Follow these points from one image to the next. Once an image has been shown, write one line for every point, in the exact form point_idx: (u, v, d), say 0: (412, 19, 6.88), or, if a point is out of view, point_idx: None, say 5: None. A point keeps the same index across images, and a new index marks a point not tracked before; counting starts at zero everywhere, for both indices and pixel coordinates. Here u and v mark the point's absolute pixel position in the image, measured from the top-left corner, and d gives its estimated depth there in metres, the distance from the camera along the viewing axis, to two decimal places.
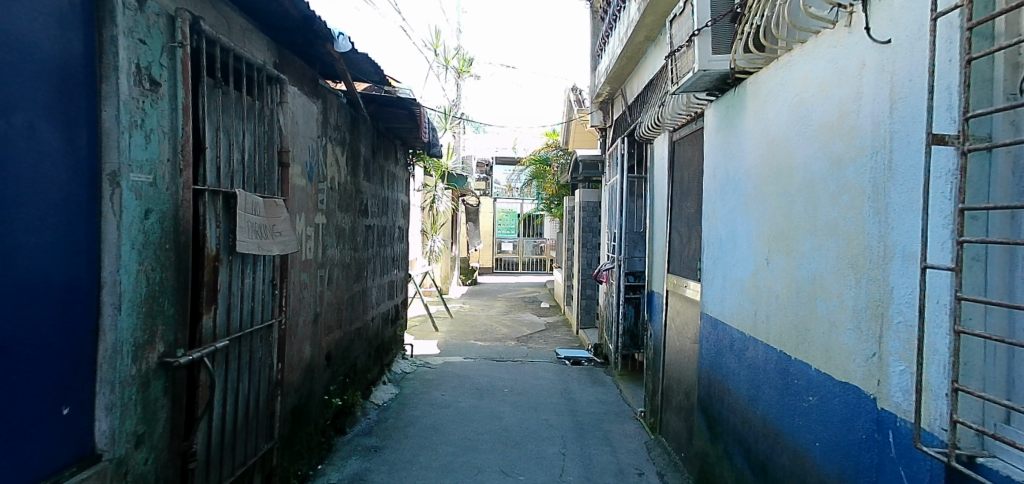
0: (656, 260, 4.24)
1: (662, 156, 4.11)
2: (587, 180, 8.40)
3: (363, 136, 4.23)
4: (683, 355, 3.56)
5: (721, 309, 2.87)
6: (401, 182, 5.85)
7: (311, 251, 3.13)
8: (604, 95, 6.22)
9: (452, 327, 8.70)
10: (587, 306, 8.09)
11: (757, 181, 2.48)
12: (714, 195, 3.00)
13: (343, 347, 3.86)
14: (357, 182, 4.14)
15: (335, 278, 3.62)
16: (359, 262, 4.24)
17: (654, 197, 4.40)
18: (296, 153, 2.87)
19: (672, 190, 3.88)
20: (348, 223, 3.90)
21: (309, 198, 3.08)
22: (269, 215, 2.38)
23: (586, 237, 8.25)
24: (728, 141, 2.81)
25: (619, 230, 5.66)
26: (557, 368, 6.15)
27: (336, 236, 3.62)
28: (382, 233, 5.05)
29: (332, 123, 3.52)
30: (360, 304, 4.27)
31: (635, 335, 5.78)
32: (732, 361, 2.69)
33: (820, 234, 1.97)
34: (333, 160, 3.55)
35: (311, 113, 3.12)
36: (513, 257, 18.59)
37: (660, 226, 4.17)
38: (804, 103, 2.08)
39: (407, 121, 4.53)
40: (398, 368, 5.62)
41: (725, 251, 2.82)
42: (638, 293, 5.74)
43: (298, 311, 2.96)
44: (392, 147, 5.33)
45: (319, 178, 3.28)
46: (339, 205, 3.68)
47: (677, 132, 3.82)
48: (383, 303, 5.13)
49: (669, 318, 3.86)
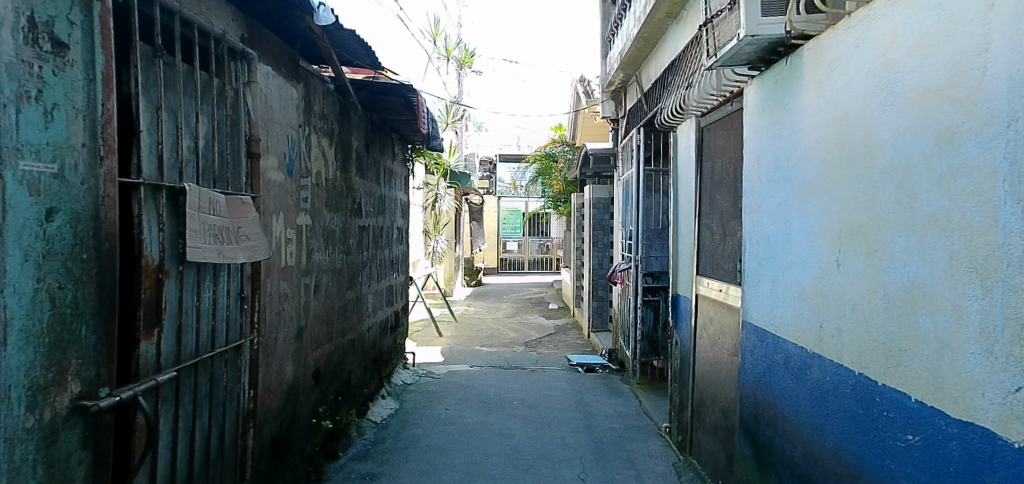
0: (682, 260, 3.83)
1: (688, 144, 3.69)
2: (597, 175, 7.96)
3: (355, 127, 3.82)
4: (719, 369, 3.13)
5: (772, 319, 2.45)
6: (399, 178, 5.44)
7: (292, 256, 2.73)
8: (617, 83, 5.81)
9: (457, 331, 8.30)
10: (598, 308, 7.68)
11: (821, 167, 2.06)
12: (758, 185, 2.58)
13: (335, 362, 3.46)
14: (348, 177, 3.74)
15: (322, 287, 3.22)
16: (352, 267, 3.84)
17: (677, 191, 3.98)
18: (270, 144, 2.47)
19: (702, 183, 3.46)
20: (338, 224, 3.50)
21: (287, 196, 2.67)
22: (233, 216, 1.97)
23: (597, 235, 7.82)
24: (777, 121, 2.40)
25: (635, 227, 5.25)
26: (570, 376, 5.73)
27: (323, 238, 3.22)
28: (379, 235, 4.65)
29: (317, 110, 3.12)
30: (354, 313, 3.87)
31: (654, 341, 5.36)
32: (788, 380, 2.28)
33: (919, 229, 1.56)
34: (319, 153, 3.15)
35: (290, 97, 2.71)
36: (517, 257, 18.18)
37: (686, 222, 3.76)
38: (891, 66, 1.67)
39: (404, 111, 4.12)
40: (398, 379, 5.20)
41: (775, 251, 2.41)
42: (657, 295, 5.32)
43: (277, 326, 2.56)
44: (389, 140, 4.93)
45: (302, 173, 2.88)
46: (326, 203, 3.27)
47: (707, 117, 3.40)
48: (381, 310, 4.72)
49: (700, 326, 3.44)
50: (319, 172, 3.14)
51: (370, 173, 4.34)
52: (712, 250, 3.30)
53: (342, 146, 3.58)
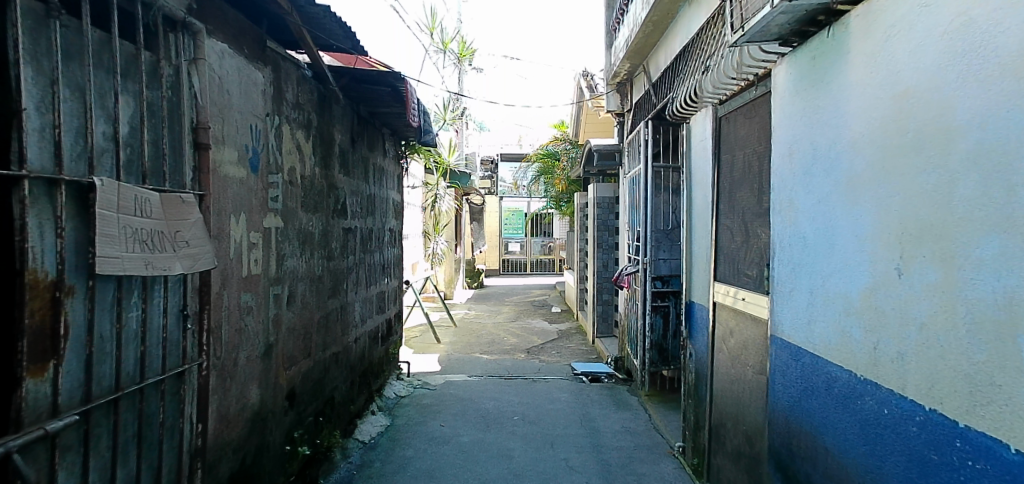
0: (697, 265, 3.48)
1: (704, 136, 3.35)
2: (601, 174, 7.62)
3: (338, 119, 3.49)
4: (742, 387, 2.79)
5: (808, 336, 2.11)
6: (391, 177, 5.11)
7: (258, 263, 2.40)
8: (623, 74, 5.47)
9: (456, 337, 7.97)
10: (604, 313, 7.34)
11: (873, 155, 1.73)
12: (790, 179, 2.25)
13: (314, 379, 3.13)
14: (330, 174, 3.40)
15: (298, 296, 2.88)
16: (336, 274, 3.50)
17: (691, 189, 3.63)
18: (227, 134, 2.14)
19: (722, 179, 3.12)
20: (318, 226, 3.17)
21: (251, 195, 2.34)
22: (168, 217, 1.64)
23: (602, 236, 7.47)
24: (815, 105, 2.06)
25: (644, 228, 4.92)
26: (574, 387, 5.39)
27: (298, 242, 2.88)
28: (368, 237, 4.32)
29: (290, 98, 2.79)
30: (338, 324, 3.54)
31: (664, 350, 5.02)
32: (836, 409, 1.94)
33: (1020, 231, 1.23)
34: (292, 146, 2.82)
35: (254, 81, 2.39)
36: (520, 258, 17.83)
37: (701, 223, 3.42)
38: (978, 26, 1.34)
39: (392, 102, 3.79)
40: (390, 392, 4.87)
41: (813, 256, 2.07)
42: (667, 300, 4.98)
43: (239, 344, 2.23)
44: (379, 136, 4.60)
45: (271, 168, 2.55)
46: (303, 203, 2.94)
47: (728, 104, 3.06)
48: (371, 319, 4.40)
49: (719, 338, 3.10)
50: (293, 168, 2.81)
51: (356, 170, 4.01)
52: (733, 254, 2.95)
53: (322, 138, 3.24)
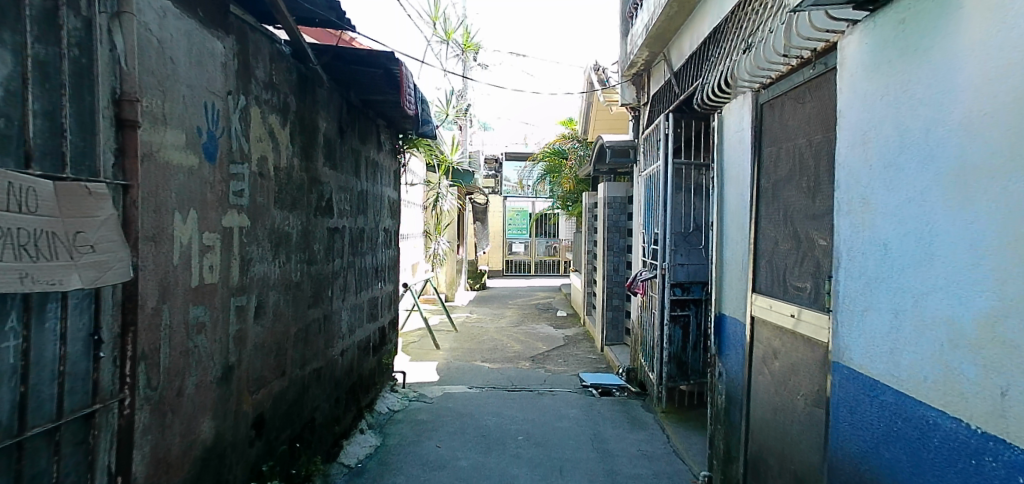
0: (731, 274, 3.05)
1: (742, 126, 2.92)
2: (612, 172, 7.19)
3: (322, 105, 3.08)
4: (791, 419, 2.37)
5: (891, 368, 1.70)
6: (387, 172, 4.70)
7: (215, 269, 1.99)
8: (640, 63, 5.04)
9: (456, 343, 7.56)
10: (613, 320, 6.91)
11: (1001, 139, 1.32)
12: (868, 173, 1.84)
13: (289, 401, 2.71)
14: (313, 166, 2.99)
15: (268, 309, 2.47)
16: (318, 281, 3.09)
17: (722, 186, 3.22)
18: (171, 112, 1.72)
19: (767, 175, 2.69)
20: (296, 226, 2.76)
21: (206, 186, 1.92)
22: (65, 214, 1.26)
23: (612, 238, 7.05)
24: (909, 79, 1.65)
25: (662, 231, 4.53)
26: (584, 401, 4.97)
27: (270, 245, 2.47)
28: (358, 238, 3.91)
29: (261, 76, 2.37)
30: (320, 337, 3.13)
31: (683, 363, 4.61)
32: (935, 471, 1.52)
33: None
34: (264, 132, 2.40)
35: (212, 51, 1.97)
36: (524, 259, 17.40)
37: (737, 227, 2.99)
38: None
39: (386, 88, 3.38)
40: (383, 406, 4.46)
41: (901, 268, 1.67)
42: (687, 309, 4.57)
43: (187, 370, 1.82)
44: (372, 127, 4.19)
45: (235, 156, 2.13)
46: (276, 199, 2.53)
47: (774, 89, 2.62)
48: (362, 329, 3.99)
49: (759, 359, 2.67)
50: (264, 159, 2.40)
51: (346, 164, 3.60)
52: (781, 262, 2.53)
53: (302, 126, 2.82)
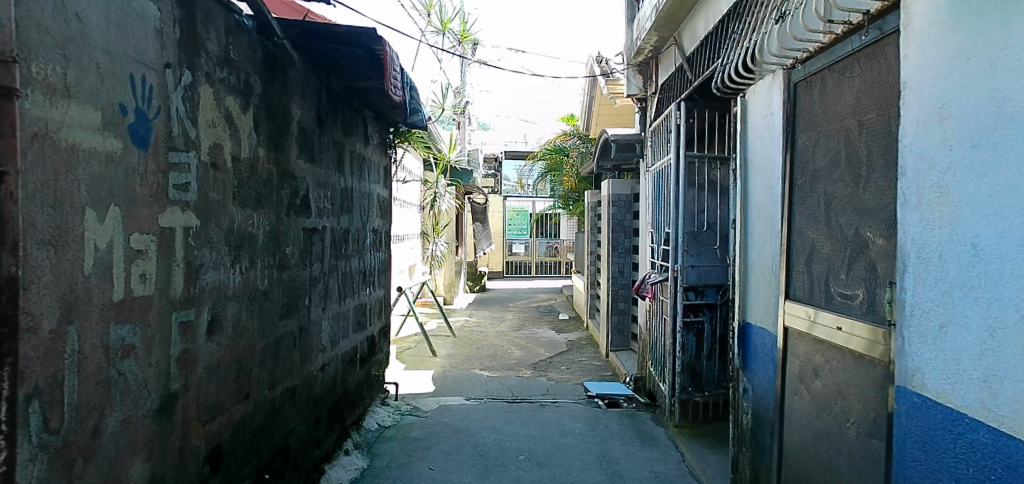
0: (758, 277, 2.71)
1: (771, 110, 2.57)
2: (616, 169, 6.84)
3: (296, 89, 2.73)
4: (843, 451, 2.01)
5: (987, 400, 1.36)
6: (376, 168, 4.35)
7: (150, 279, 1.63)
8: (648, 48, 4.68)
9: (454, 349, 7.21)
10: (618, 324, 6.57)
11: None
12: (944, 158, 1.50)
13: (255, 428, 2.36)
14: (284, 157, 2.64)
15: (225, 323, 2.12)
16: (292, 289, 2.74)
17: (746, 179, 2.87)
18: (81, 81, 1.36)
19: (805, 164, 2.32)
20: (262, 226, 2.40)
21: (135, 177, 1.57)
22: None
23: (617, 238, 6.70)
24: (1005, 36, 1.30)
25: (673, 230, 4.20)
26: (589, 414, 4.61)
27: (227, 248, 2.11)
28: (342, 239, 3.56)
29: (214, 50, 2.01)
30: (295, 352, 2.78)
31: (697, 373, 4.26)
32: None
33: None
34: (218, 116, 2.05)
35: (144, 12, 1.61)
36: (525, 260, 17.06)
37: (765, 224, 2.64)
38: None
39: (370, 71, 3.03)
40: (372, 422, 4.11)
41: (1000, 275, 1.32)
42: (700, 315, 4.23)
43: (110, 404, 1.46)
44: (358, 118, 3.84)
45: (178, 143, 1.78)
46: (235, 194, 2.17)
47: (812, 64, 2.26)
48: (347, 340, 3.64)
49: (798, 378, 2.31)
50: (218, 147, 2.04)
51: (327, 157, 3.25)
52: (826, 264, 2.17)
53: (269, 112, 2.46)
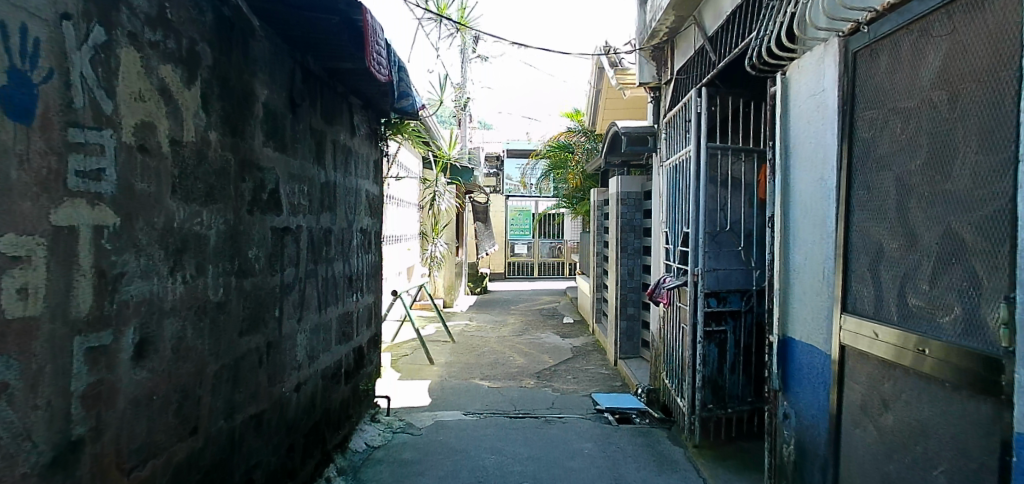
0: (804, 284, 2.32)
1: (823, 87, 2.18)
2: (625, 165, 6.43)
3: (260, 65, 2.33)
4: None
5: None
6: (364, 162, 3.95)
7: (32, 295, 1.24)
8: (664, 30, 4.28)
9: (453, 356, 6.82)
10: (627, 330, 6.18)
11: None
12: None
13: (206, 469, 1.97)
14: (246, 144, 2.24)
15: (161, 345, 1.73)
16: (257, 300, 2.35)
17: (786, 170, 2.48)
18: None
19: (869, 148, 1.92)
20: (215, 225, 2.00)
21: (9, 159, 1.18)
22: None
23: (626, 238, 6.30)
24: None
25: (692, 230, 3.82)
26: (599, 431, 4.21)
27: (162, 251, 1.72)
28: (323, 239, 3.16)
29: (140, 5, 1.61)
30: (261, 373, 2.39)
31: (719, 388, 3.87)
32: None
33: None
34: (149, 89, 1.65)
35: None
36: (527, 261, 16.66)
37: (814, 222, 2.25)
38: None
39: (350, 46, 2.63)
40: (359, 442, 3.71)
41: None
42: (723, 325, 3.86)
43: None
44: (342, 104, 3.45)
45: (84, 118, 1.39)
46: (177, 186, 1.78)
47: (880, 27, 1.85)
48: (330, 353, 3.24)
49: (865, 409, 1.91)
50: (148, 126, 1.65)
51: (304, 146, 2.85)
52: (902, 270, 1.76)
53: (223, 89, 2.06)
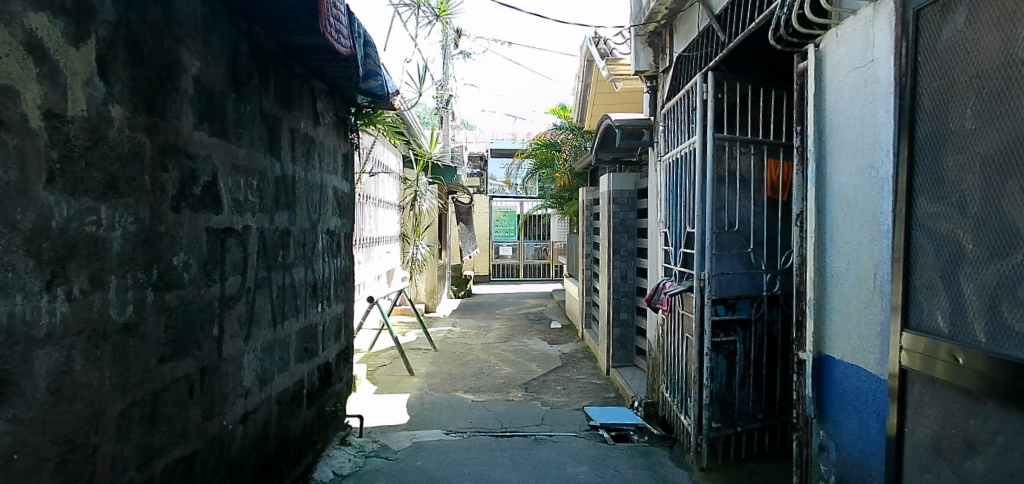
0: (849, 291, 1.97)
1: (874, 57, 1.83)
2: (617, 162, 6.08)
3: (191, 30, 1.91)
4: None
5: None
6: (332, 156, 3.53)
7: None
8: (664, 10, 3.94)
9: (435, 366, 6.39)
10: (620, 337, 5.84)
11: None
12: None
13: None
14: (171, 124, 1.80)
15: (31, 385, 1.29)
16: (187, 316, 1.91)
17: (823, 157, 2.13)
18: None
19: (941, 126, 1.56)
20: (121, 224, 1.56)
21: None
22: None
23: (618, 239, 5.94)
24: None
25: (698, 230, 3.49)
26: (594, 452, 3.80)
27: (27, 258, 1.27)
28: (279, 242, 2.72)
29: None
30: (192, 406, 1.94)
31: (728, 405, 3.52)
32: None
33: None
34: (6, 40, 1.21)
35: None
36: (512, 263, 16.27)
37: (862, 219, 1.90)
38: None
39: (307, 14, 2.21)
40: (325, 471, 3.27)
41: None
42: (732, 335, 3.52)
43: None
44: (305, 88, 3.04)
45: None
46: (58, 173, 1.35)
47: None
48: (287, 374, 2.80)
49: (946, 452, 1.53)
50: (4, 90, 1.21)
51: (253, 131, 2.41)
52: (998, 278, 1.40)
53: (137, 52, 1.62)
